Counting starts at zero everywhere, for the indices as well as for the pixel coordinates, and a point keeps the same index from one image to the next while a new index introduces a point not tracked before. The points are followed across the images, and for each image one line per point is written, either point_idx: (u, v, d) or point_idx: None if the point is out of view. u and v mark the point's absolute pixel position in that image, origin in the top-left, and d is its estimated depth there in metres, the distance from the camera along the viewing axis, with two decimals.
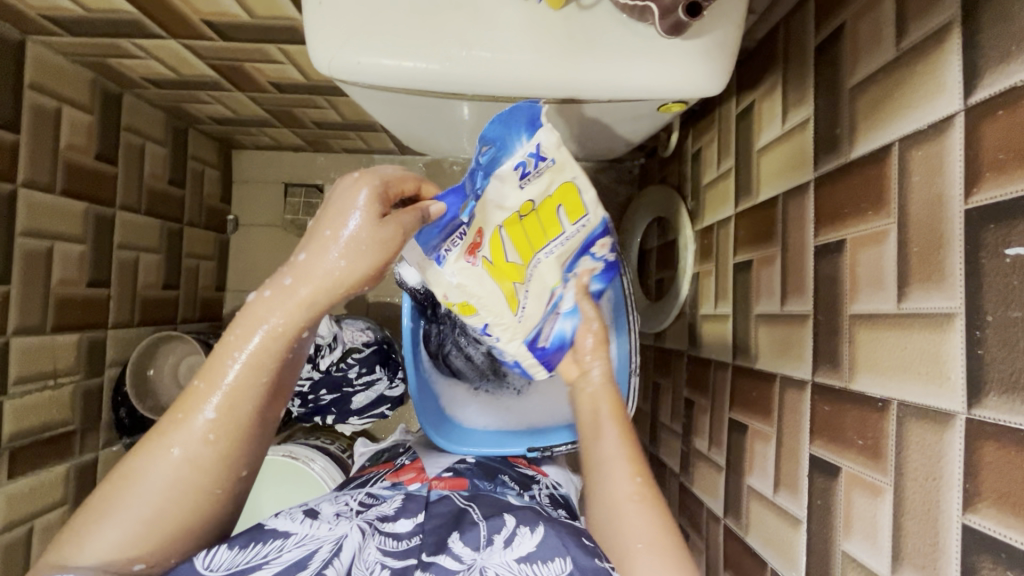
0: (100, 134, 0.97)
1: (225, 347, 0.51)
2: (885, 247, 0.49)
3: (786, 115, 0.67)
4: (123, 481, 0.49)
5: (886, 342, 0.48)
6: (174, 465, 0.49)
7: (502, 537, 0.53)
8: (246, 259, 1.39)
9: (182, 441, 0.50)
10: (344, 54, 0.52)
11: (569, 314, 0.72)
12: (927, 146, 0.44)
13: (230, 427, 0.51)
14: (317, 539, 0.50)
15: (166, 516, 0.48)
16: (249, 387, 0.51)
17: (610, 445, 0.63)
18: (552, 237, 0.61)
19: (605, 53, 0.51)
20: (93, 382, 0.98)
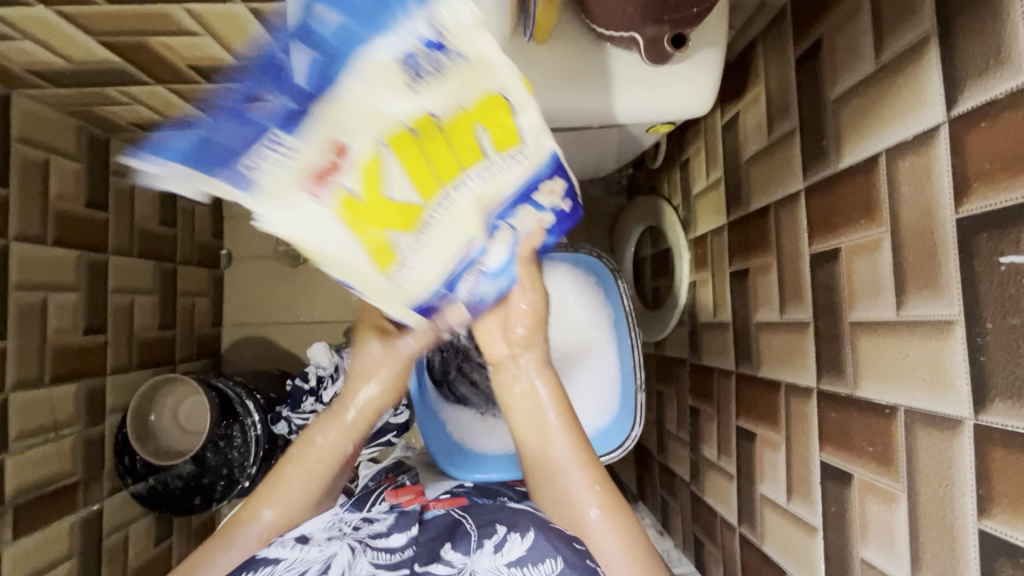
0: (89, 180, 0.97)
1: (296, 453, 0.64)
2: (880, 255, 0.50)
3: (771, 126, 0.69)
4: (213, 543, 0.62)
5: (888, 349, 0.49)
6: (242, 549, 0.62)
7: (493, 543, 0.61)
8: (241, 292, 1.39)
9: (250, 526, 0.63)
10: None
11: (499, 276, 0.57)
12: (913, 157, 0.45)
13: (287, 519, 0.64)
14: (307, 561, 0.61)
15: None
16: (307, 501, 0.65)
17: (565, 454, 0.61)
18: (468, 172, 0.46)
19: (588, 81, 0.52)
20: (94, 431, 0.97)
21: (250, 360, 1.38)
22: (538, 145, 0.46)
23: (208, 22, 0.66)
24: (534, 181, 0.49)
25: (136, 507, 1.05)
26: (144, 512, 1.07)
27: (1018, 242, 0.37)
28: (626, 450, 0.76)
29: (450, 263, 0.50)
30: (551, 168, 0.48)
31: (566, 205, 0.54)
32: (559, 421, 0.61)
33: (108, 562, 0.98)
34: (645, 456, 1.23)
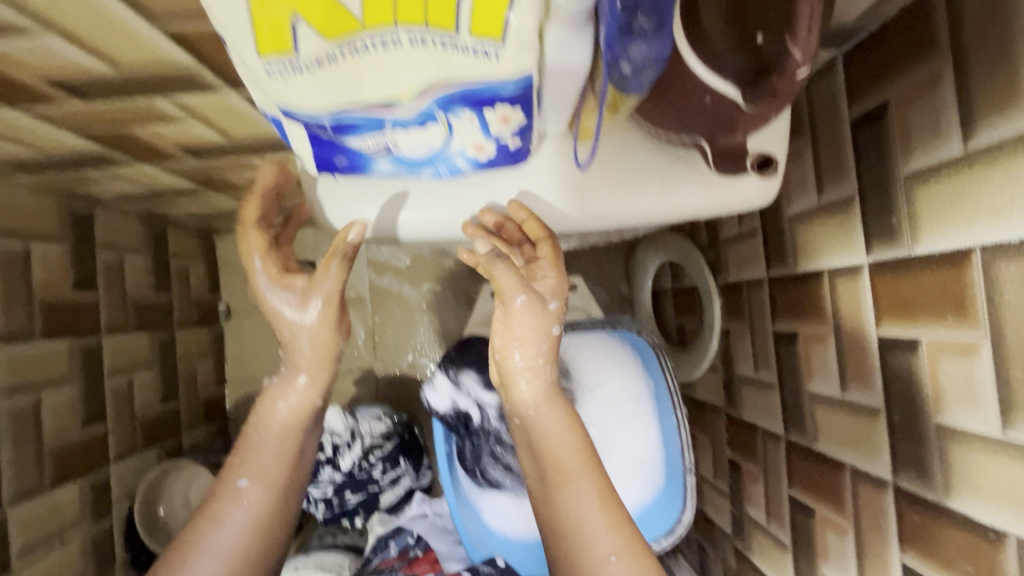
0: (76, 259, 0.90)
1: (257, 423, 0.63)
2: (977, 362, 0.44)
3: (821, 186, 0.63)
4: (203, 520, 0.60)
5: (990, 467, 0.44)
6: (229, 530, 0.59)
7: None
8: (243, 348, 1.33)
9: (233, 510, 0.60)
10: (356, 213, 0.55)
11: (408, 165, 0.48)
12: (1020, 263, 0.40)
13: (264, 499, 0.61)
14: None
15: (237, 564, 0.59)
16: (282, 455, 0.62)
17: (592, 520, 0.53)
18: (430, 27, 0.34)
19: (631, 182, 0.53)
20: (102, 527, 0.91)
21: None
22: (518, 59, 0.36)
23: (199, 111, 0.59)
24: (481, 104, 0.41)
25: None
26: None
27: None
28: (678, 537, 0.72)
29: (353, 113, 0.40)
30: (516, 94, 0.39)
31: (512, 145, 0.46)
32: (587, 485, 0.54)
33: None
34: None
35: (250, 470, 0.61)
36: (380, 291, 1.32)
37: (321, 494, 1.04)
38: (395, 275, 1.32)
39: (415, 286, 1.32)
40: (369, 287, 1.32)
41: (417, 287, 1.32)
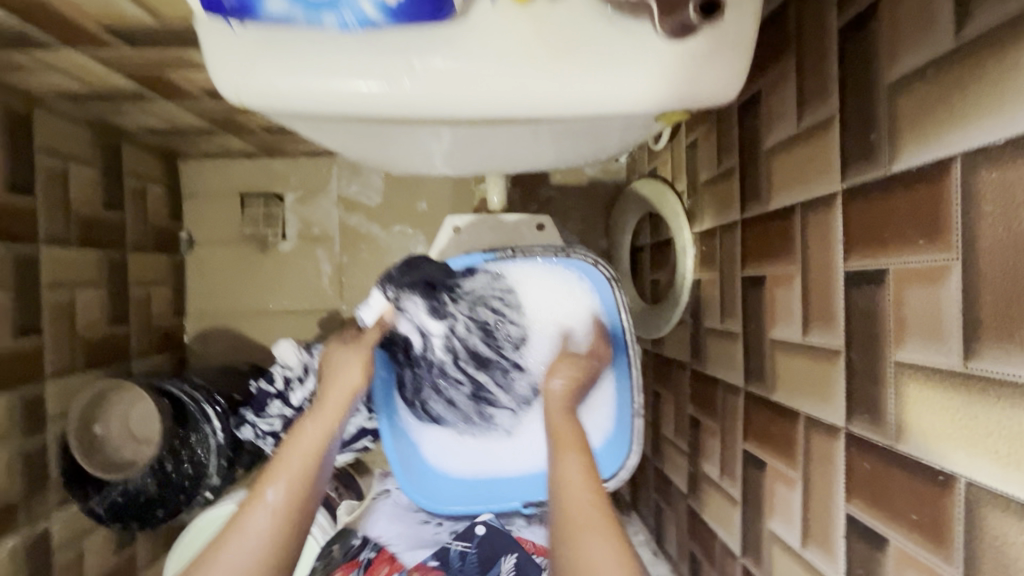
0: (11, 159, 0.84)
1: (286, 445, 0.60)
2: (944, 288, 0.40)
3: (802, 109, 0.57)
4: (224, 533, 0.55)
5: (945, 403, 0.40)
6: (253, 531, 0.55)
7: None
8: (206, 279, 1.27)
9: (255, 514, 0.56)
10: (261, 78, 0.48)
11: (305, 7, 0.44)
12: (1003, 167, 0.35)
13: (287, 508, 0.57)
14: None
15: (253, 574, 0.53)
16: (303, 469, 0.58)
17: (597, 537, 0.50)
18: None
19: (582, 61, 0.47)
20: (35, 443, 0.87)
21: (218, 352, 1.27)
22: None
23: None
24: None
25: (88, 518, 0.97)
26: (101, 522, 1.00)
27: None
28: (620, 481, 0.69)
29: None
30: None
31: None
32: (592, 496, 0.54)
33: None
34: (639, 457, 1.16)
35: (274, 482, 0.57)
36: (349, 230, 1.26)
37: (269, 427, 1.01)
38: (365, 214, 1.26)
39: (385, 227, 1.26)
40: (337, 225, 1.26)
41: (387, 228, 1.26)
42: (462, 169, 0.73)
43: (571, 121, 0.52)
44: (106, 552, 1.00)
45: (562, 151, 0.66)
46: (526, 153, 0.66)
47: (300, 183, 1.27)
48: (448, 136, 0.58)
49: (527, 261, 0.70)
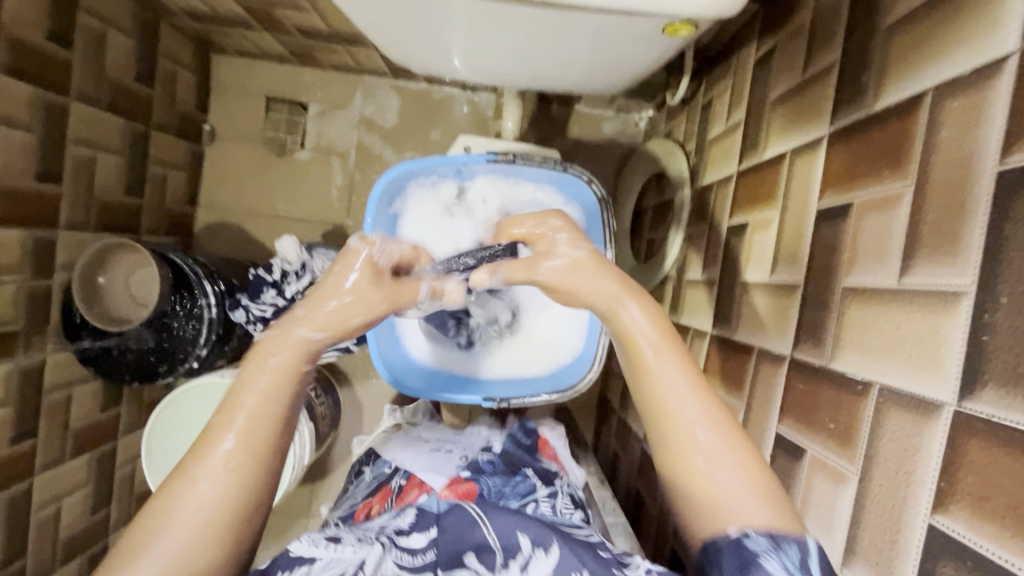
0: (52, 8, 0.87)
1: (243, 378, 0.50)
2: (896, 213, 0.43)
3: (808, 60, 0.60)
4: (172, 484, 0.46)
5: (880, 321, 0.42)
6: (206, 487, 0.46)
7: (518, 560, 0.48)
8: (221, 174, 1.31)
9: (208, 463, 0.47)
10: None
11: None
12: (966, 96, 0.38)
13: (251, 440, 0.48)
14: (342, 563, 0.46)
15: (214, 528, 0.45)
16: (281, 381, 0.50)
17: (728, 482, 0.45)
18: None
19: None
20: (40, 284, 0.92)
21: (221, 246, 1.31)
22: None
23: None
24: None
25: (80, 370, 1.02)
26: (91, 376, 1.05)
27: None
28: (577, 391, 0.73)
29: None
30: None
31: None
32: (713, 436, 0.46)
33: (47, 418, 0.96)
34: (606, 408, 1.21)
35: (232, 422, 0.48)
36: (364, 148, 1.29)
37: (260, 314, 1.05)
38: (380, 135, 1.29)
39: (398, 152, 1.29)
40: (353, 142, 1.29)
41: (400, 152, 1.29)
42: (476, 67, 0.75)
43: (597, 14, 0.54)
44: (92, 406, 1.06)
45: (579, 60, 0.68)
46: (545, 56, 0.68)
47: (324, 95, 1.29)
48: (473, 19, 0.60)
49: (525, 171, 0.75)
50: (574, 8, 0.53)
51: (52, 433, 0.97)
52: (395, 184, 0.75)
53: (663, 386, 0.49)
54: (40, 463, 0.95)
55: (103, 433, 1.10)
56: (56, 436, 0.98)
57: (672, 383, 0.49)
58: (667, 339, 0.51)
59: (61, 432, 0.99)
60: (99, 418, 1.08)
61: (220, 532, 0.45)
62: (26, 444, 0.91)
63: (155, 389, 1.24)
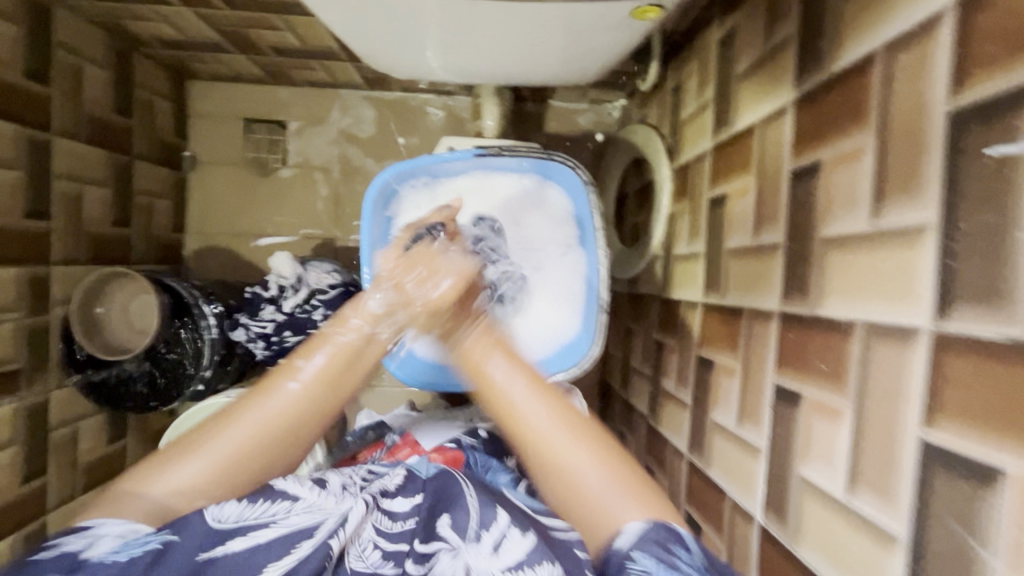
0: (29, 46, 0.88)
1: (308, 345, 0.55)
2: (862, 163, 0.46)
3: (769, 33, 0.63)
4: (230, 410, 0.52)
5: (860, 264, 0.46)
6: (257, 417, 0.52)
7: (491, 537, 0.49)
8: (206, 198, 1.31)
9: (281, 390, 0.53)
10: None
11: None
12: (912, 49, 0.41)
13: (321, 384, 0.54)
14: (324, 510, 0.52)
15: (273, 444, 0.52)
16: (344, 353, 0.55)
17: (590, 475, 0.50)
18: None
19: None
20: (39, 320, 0.92)
21: (213, 270, 1.31)
22: None
23: None
24: None
25: (85, 404, 1.02)
26: (96, 410, 1.05)
27: (1009, 128, 0.33)
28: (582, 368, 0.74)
29: None
30: None
31: None
32: (558, 430, 0.52)
33: (56, 454, 0.95)
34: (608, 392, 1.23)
35: (307, 367, 0.54)
36: (346, 161, 1.31)
37: (260, 331, 1.06)
38: (362, 147, 1.31)
39: (380, 161, 1.31)
40: (335, 155, 1.31)
41: (382, 161, 1.31)
42: (455, 66, 0.78)
43: (569, 4, 0.57)
44: (99, 439, 1.06)
45: (554, 50, 0.70)
46: (521, 49, 0.71)
47: (303, 112, 1.31)
48: (450, 18, 0.63)
49: (510, 162, 0.78)
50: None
51: (62, 469, 0.96)
52: (387, 188, 0.78)
53: (510, 401, 0.54)
54: (53, 500, 0.94)
55: (112, 466, 1.09)
56: (67, 472, 0.98)
57: (543, 419, 0.53)
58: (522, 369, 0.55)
59: (70, 468, 0.98)
60: (106, 451, 1.08)
61: (277, 446, 0.52)
62: (37, 482, 0.91)
63: (159, 419, 1.24)
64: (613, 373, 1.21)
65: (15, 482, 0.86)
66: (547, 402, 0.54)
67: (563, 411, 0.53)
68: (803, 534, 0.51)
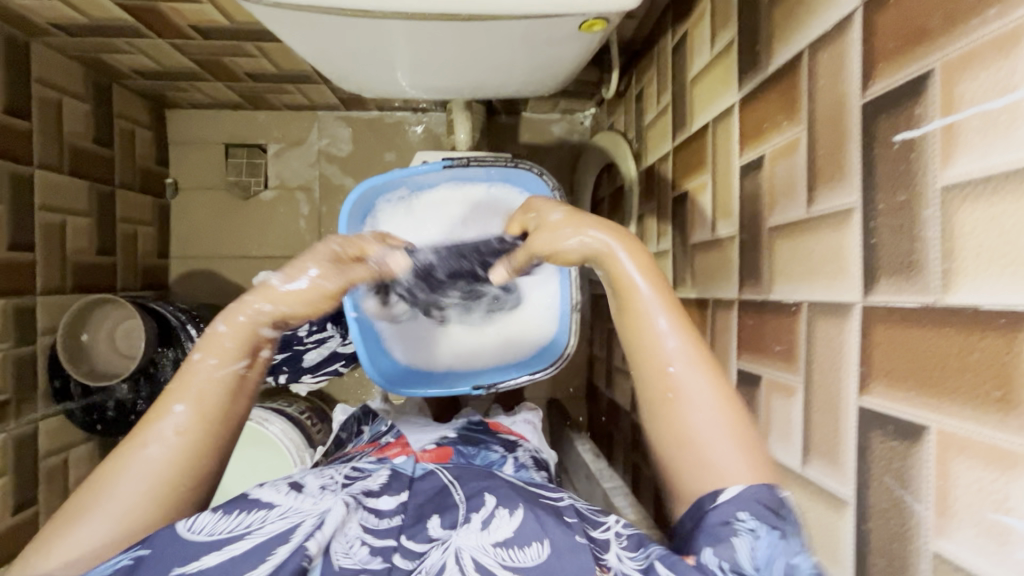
0: (8, 84, 0.90)
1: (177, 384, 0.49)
2: (797, 154, 0.49)
3: (714, 39, 0.68)
4: (108, 468, 0.45)
5: (800, 248, 0.49)
6: (137, 472, 0.45)
7: (480, 517, 0.49)
8: (190, 223, 1.33)
9: (140, 453, 0.46)
10: None
11: None
12: (831, 48, 0.45)
13: (205, 416, 0.48)
14: (301, 513, 0.47)
15: (164, 490, 0.45)
16: (217, 387, 0.49)
17: (702, 415, 0.45)
18: None
19: None
20: (25, 350, 0.93)
21: (199, 293, 1.33)
22: None
23: None
24: None
25: (74, 432, 1.03)
26: (85, 437, 1.06)
27: (912, 115, 0.37)
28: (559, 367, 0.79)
29: None
30: None
31: None
32: (695, 371, 0.47)
33: (47, 483, 0.96)
34: (594, 392, 1.26)
35: (183, 403, 0.48)
36: (326, 180, 1.34)
37: None
38: (341, 166, 1.34)
39: (360, 178, 1.34)
40: (315, 175, 1.33)
41: (362, 179, 1.34)
42: (424, 84, 0.81)
43: (523, 21, 0.61)
44: (89, 467, 1.06)
45: (516, 64, 0.74)
46: (484, 65, 0.74)
47: (282, 135, 1.33)
48: (413, 39, 0.66)
49: (480, 173, 0.81)
50: (499, 17, 0.59)
51: (53, 498, 0.97)
52: (362, 202, 0.80)
53: (648, 328, 0.49)
54: None
55: None
56: (58, 502, 0.98)
57: (681, 360, 0.47)
58: (666, 300, 0.50)
59: (61, 496, 0.99)
60: None
61: (168, 498, 0.45)
62: (28, 511, 0.91)
63: None
64: (598, 374, 1.24)
65: (5, 512, 0.87)
66: (692, 349, 0.48)
67: (703, 354, 0.48)
68: None
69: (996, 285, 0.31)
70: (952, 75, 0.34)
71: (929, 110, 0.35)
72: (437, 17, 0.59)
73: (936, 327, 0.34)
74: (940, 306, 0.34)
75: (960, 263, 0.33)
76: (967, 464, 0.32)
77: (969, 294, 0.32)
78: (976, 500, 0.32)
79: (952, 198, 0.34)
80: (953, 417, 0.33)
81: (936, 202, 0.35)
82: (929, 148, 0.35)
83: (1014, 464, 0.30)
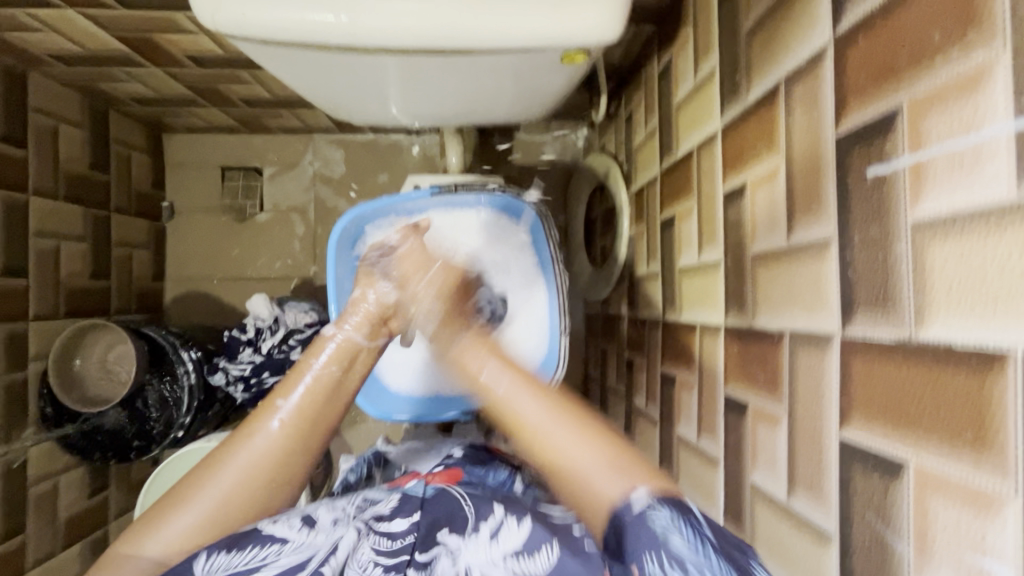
0: (5, 114, 0.92)
1: (281, 385, 0.60)
2: (777, 183, 0.50)
3: (697, 67, 0.68)
4: (199, 471, 0.54)
5: (781, 277, 0.49)
6: (233, 469, 0.54)
7: (489, 526, 0.53)
8: (185, 246, 1.34)
9: (262, 431, 0.56)
10: (224, 7, 0.54)
11: None
12: (806, 81, 0.46)
13: (300, 419, 0.57)
14: (313, 547, 0.49)
15: (257, 483, 0.54)
16: (322, 382, 0.60)
17: (584, 461, 0.49)
18: None
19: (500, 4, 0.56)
20: (16, 376, 0.93)
21: (193, 315, 1.33)
22: None
23: None
24: None
25: (65, 458, 1.02)
26: (76, 463, 1.05)
27: (883, 150, 0.37)
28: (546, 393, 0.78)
29: None
30: None
31: None
32: (557, 425, 0.52)
33: (36, 511, 0.95)
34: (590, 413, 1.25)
35: (287, 402, 0.58)
36: (321, 202, 1.35)
37: (239, 373, 1.07)
38: (335, 187, 1.35)
39: (354, 200, 1.35)
40: (309, 197, 1.34)
41: (356, 200, 1.35)
42: (414, 112, 0.82)
43: (507, 54, 0.62)
44: (79, 493, 1.06)
45: (504, 93, 0.75)
46: (471, 94, 0.75)
47: (277, 158, 1.35)
48: (400, 71, 0.67)
49: (468, 201, 0.83)
50: (482, 50, 0.60)
51: (41, 526, 0.96)
52: (352, 229, 0.82)
53: (513, 407, 0.55)
54: (33, 559, 0.94)
55: (93, 519, 1.09)
56: (47, 529, 0.97)
57: (541, 419, 0.52)
58: (516, 373, 0.57)
59: (50, 524, 0.98)
60: (87, 505, 1.07)
61: (260, 487, 0.54)
62: (16, 541, 0.90)
63: (142, 469, 1.23)
64: (593, 394, 1.23)
65: None
66: (546, 402, 0.54)
67: (562, 409, 0.53)
68: (756, 541, 0.52)
69: (967, 322, 0.31)
70: (919, 113, 0.34)
71: (898, 146, 0.36)
72: (422, 50, 0.60)
73: (911, 362, 0.34)
74: (914, 341, 0.34)
75: (932, 299, 0.33)
76: (944, 503, 0.32)
77: (941, 330, 0.32)
78: (954, 540, 0.31)
79: (923, 234, 0.34)
80: (930, 453, 0.33)
81: (908, 237, 0.35)
82: (900, 183, 0.36)
83: (990, 506, 0.29)
